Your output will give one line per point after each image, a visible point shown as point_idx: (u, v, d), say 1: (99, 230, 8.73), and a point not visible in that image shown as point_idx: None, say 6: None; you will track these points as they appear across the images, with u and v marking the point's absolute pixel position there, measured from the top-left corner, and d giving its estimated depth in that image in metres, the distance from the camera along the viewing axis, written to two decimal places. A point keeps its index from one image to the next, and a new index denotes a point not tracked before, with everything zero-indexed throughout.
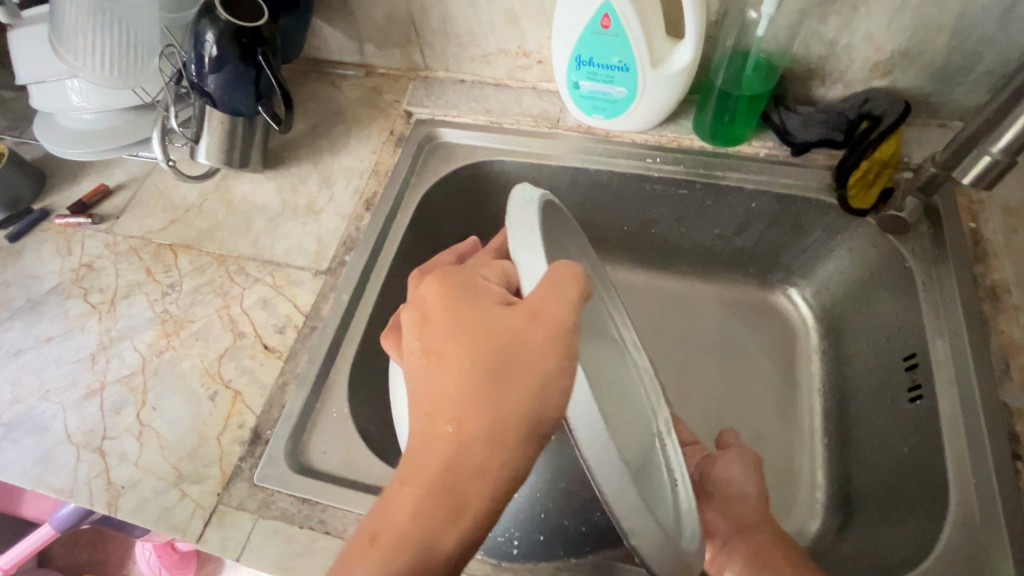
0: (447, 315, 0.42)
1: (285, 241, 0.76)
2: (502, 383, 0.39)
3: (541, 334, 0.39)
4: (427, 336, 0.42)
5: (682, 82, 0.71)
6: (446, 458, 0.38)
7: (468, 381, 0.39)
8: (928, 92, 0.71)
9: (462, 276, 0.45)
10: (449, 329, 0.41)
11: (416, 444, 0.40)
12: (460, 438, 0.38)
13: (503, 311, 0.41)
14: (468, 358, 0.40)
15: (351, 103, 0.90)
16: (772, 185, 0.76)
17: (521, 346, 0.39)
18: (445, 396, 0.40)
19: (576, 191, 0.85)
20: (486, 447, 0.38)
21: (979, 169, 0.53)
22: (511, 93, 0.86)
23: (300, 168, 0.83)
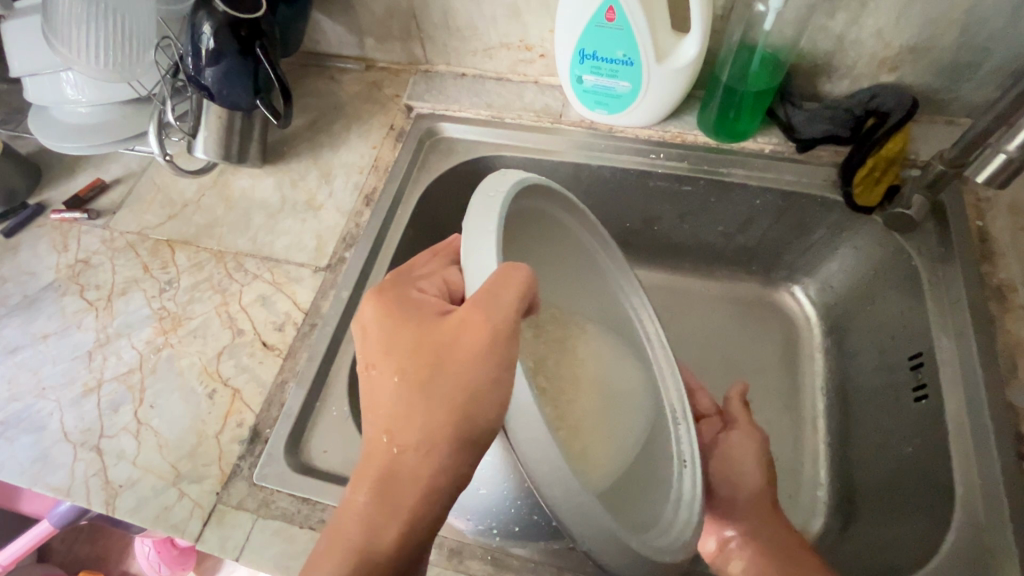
0: (382, 330, 0.43)
1: (284, 237, 0.76)
2: (430, 395, 0.40)
3: (470, 343, 0.40)
4: (366, 351, 0.44)
5: (687, 76, 0.70)
6: (383, 466, 0.40)
7: (400, 393, 0.41)
8: (936, 88, 0.70)
9: (398, 287, 0.46)
10: (383, 342, 0.43)
11: (360, 453, 0.42)
12: (395, 447, 0.40)
13: (438, 320, 0.42)
14: (400, 369, 0.42)
15: (350, 97, 0.89)
16: (777, 183, 0.75)
17: (450, 355, 0.40)
18: (381, 410, 0.41)
19: (579, 186, 0.84)
20: (419, 457, 0.40)
21: (992, 169, 0.52)
22: (513, 88, 0.85)
23: (299, 164, 0.82)
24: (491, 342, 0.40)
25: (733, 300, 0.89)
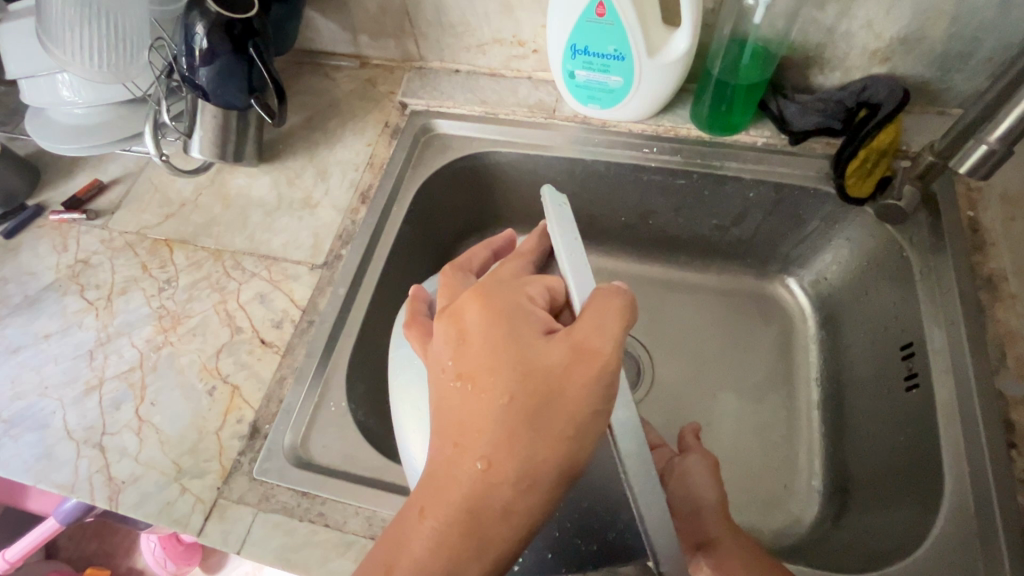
0: (485, 343, 0.40)
1: (280, 235, 0.76)
2: (539, 424, 0.38)
3: (584, 375, 0.38)
4: (462, 359, 0.41)
5: (679, 71, 0.70)
6: (472, 494, 0.38)
7: (502, 417, 0.39)
8: (927, 79, 0.70)
9: (504, 294, 0.43)
10: (487, 356, 0.40)
11: (439, 473, 0.39)
12: (488, 477, 0.38)
13: (545, 340, 0.40)
14: (505, 391, 0.39)
15: (346, 94, 0.89)
16: (770, 175, 0.76)
17: (563, 386, 0.38)
18: (477, 429, 0.39)
19: (574, 181, 0.85)
20: (516, 490, 0.38)
21: (974, 159, 0.53)
22: (507, 83, 0.86)
23: (296, 162, 0.83)
24: (596, 371, 0.38)
25: (729, 294, 0.90)
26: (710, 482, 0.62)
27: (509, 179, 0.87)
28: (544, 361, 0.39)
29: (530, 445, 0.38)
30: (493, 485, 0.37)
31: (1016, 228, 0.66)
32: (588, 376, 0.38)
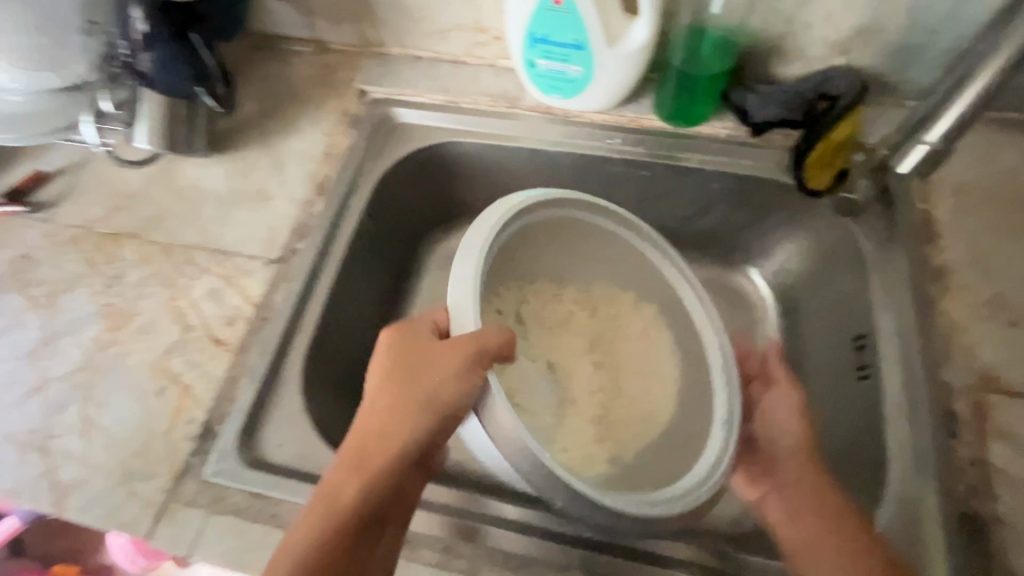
0: (395, 362, 0.55)
1: (233, 228, 0.74)
2: (409, 416, 0.53)
3: (445, 385, 0.51)
4: (379, 372, 0.55)
5: (639, 61, 0.69)
6: (354, 461, 0.53)
7: (396, 410, 0.53)
8: (886, 71, 0.70)
9: (413, 326, 0.56)
10: (394, 372, 0.54)
11: (349, 443, 0.54)
12: (363, 448, 0.53)
13: (432, 361, 0.52)
14: (400, 396, 0.53)
15: (303, 81, 0.86)
16: (733, 167, 0.75)
17: (433, 395, 0.52)
18: (377, 417, 0.54)
19: (538, 172, 0.84)
20: (381, 466, 0.53)
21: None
22: (470, 71, 0.84)
23: (250, 151, 0.79)
24: (468, 378, 0.51)
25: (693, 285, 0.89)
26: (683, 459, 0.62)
27: (473, 170, 0.85)
28: (432, 364, 0.52)
29: (405, 424, 0.52)
30: (380, 447, 0.53)
31: (966, 221, 0.67)
32: (464, 380, 0.51)
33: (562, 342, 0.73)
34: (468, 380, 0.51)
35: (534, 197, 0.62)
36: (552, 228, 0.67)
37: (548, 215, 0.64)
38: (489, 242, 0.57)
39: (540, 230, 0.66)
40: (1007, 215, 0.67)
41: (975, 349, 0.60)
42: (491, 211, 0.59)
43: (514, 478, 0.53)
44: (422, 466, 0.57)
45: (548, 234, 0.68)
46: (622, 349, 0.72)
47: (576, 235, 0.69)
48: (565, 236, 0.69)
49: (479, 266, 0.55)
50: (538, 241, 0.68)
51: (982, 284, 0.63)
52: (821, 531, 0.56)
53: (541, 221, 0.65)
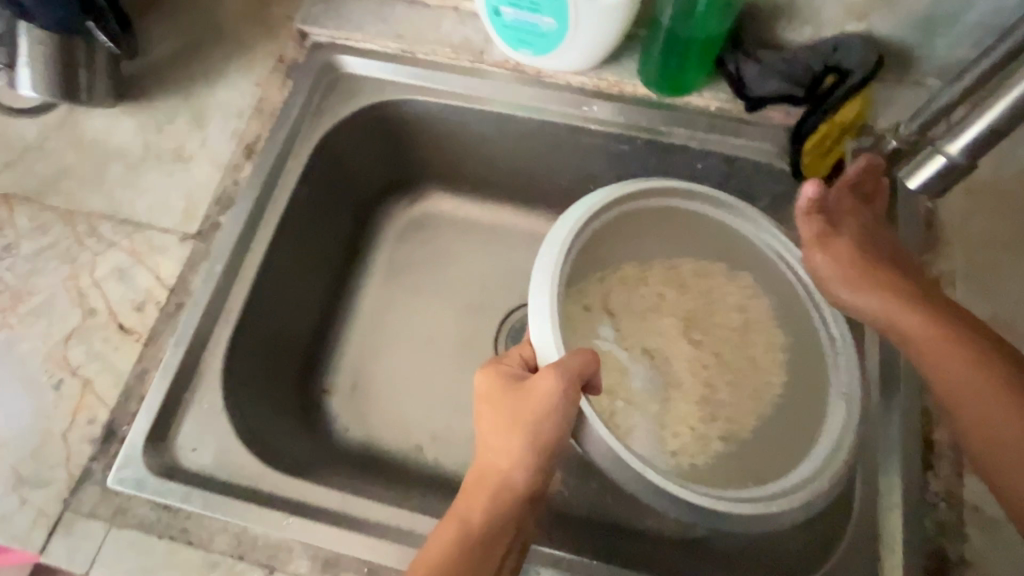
0: (498, 404, 0.53)
1: (145, 195, 0.64)
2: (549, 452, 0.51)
3: (549, 417, 0.51)
4: (488, 415, 0.53)
5: (620, 16, 0.59)
6: (489, 509, 0.49)
7: (514, 450, 0.51)
8: (907, 43, 0.60)
9: (508, 366, 0.55)
10: (503, 414, 0.52)
11: (468, 489, 0.51)
12: (512, 490, 0.50)
13: (531, 396, 0.51)
14: (518, 437, 0.51)
15: (233, 15, 0.73)
16: (722, 146, 0.66)
17: (539, 429, 0.51)
18: (504, 458, 0.51)
19: (505, 139, 0.74)
20: (509, 511, 0.50)
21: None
22: (429, 14, 0.71)
23: (167, 102, 0.68)
24: (571, 405, 0.51)
25: None
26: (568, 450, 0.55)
27: (431, 133, 0.75)
28: (530, 395, 0.51)
29: (521, 453, 0.50)
30: (497, 479, 0.51)
31: (972, 226, 0.60)
32: (565, 406, 0.51)
33: (648, 322, 0.67)
34: (569, 407, 0.51)
35: (600, 197, 0.61)
36: (614, 228, 0.64)
37: (623, 214, 0.63)
38: (565, 255, 0.59)
39: (630, 225, 0.64)
40: None
41: None
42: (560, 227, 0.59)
43: (669, 493, 0.52)
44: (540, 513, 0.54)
45: (630, 238, 0.66)
46: (727, 337, 0.66)
47: (641, 231, 0.66)
48: (629, 237, 0.65)
49: (554, 291, 0.56)
50: (608, 238, 0.64)
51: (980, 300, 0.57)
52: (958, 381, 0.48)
53: (606, 226, 0.63)
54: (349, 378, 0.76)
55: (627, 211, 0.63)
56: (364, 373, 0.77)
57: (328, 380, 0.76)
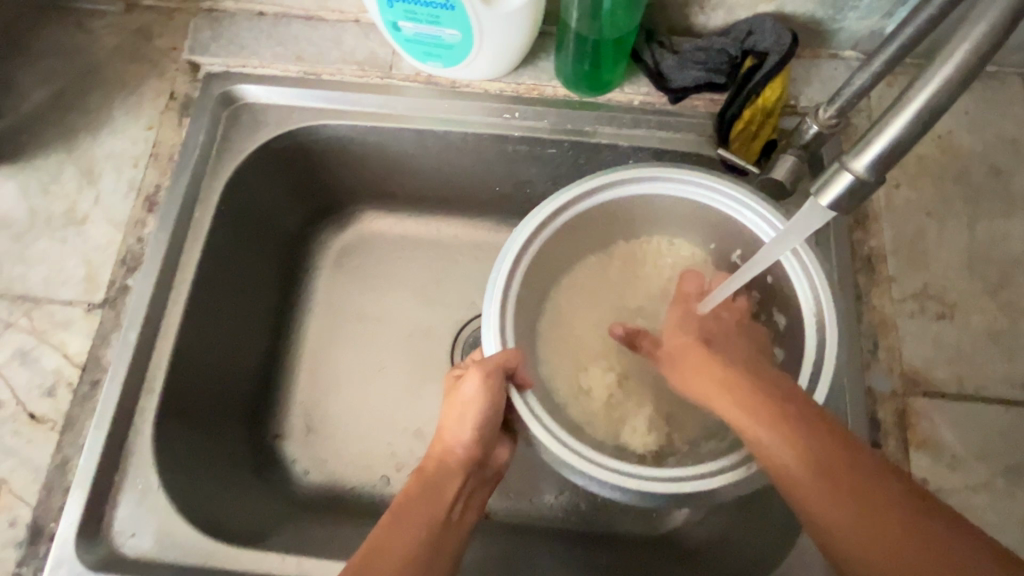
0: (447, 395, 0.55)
1: (40, 267, 0.59)
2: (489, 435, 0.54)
3: (482, 401, 0.52)
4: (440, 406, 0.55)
5: (527, 20, 0.56)
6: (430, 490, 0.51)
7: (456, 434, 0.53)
8: (819, 19, 0.59)
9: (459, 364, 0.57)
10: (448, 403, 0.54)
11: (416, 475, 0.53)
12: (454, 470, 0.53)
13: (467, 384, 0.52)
14: (459, 420, 0.53)
15: (111, 53, 0.67)
16: (649, 140, 0.64)
17: (477, 413, 0.52)
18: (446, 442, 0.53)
19: (427, 156, 0.70)
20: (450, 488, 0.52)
21: (839, 192, 0.36)
22: (328, 30, 0.66)
23: (51, 160, 0.63)
24: (500, 391, 0.52)
25: None
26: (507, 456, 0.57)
27: (349, 155, 0.70)
28: (460, 389, 0.53)
29: (458, 424, 0.53)
30: (439, 449, 0.54)
31: (897, 198, 0.60)
32: (493, 393, 0.51)
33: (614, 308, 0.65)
34: (499, 394, 0.52)
35: (538, 217, 0.56)
36: (566, 236, 0.60)
37: (574, 219, 0.58)
38: (521, 263, 0.55)
39: (585, 228, 0.60)
40: (943, 187, 0.60)
41: (899, 348, 0.55)
42: (510, 240, 0.55)
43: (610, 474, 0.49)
44: (489, 480, 0.57)
45: (590, 234, 0.62)
46: None
47: (603, 227, 0.62)
48: (579, 241, 0.61)
49: (511, 284, 0.54)
50: (564, 243, 0.60)
51: (909, 273, 0.57)
52: (802, 473, 0.43)
53: (557, 236, 0.58)
54: (303, 418, 0.72)
55: (579, 215, 0.58)
56: (318, 410, 0.72)
57: (280, 424, 0.71)
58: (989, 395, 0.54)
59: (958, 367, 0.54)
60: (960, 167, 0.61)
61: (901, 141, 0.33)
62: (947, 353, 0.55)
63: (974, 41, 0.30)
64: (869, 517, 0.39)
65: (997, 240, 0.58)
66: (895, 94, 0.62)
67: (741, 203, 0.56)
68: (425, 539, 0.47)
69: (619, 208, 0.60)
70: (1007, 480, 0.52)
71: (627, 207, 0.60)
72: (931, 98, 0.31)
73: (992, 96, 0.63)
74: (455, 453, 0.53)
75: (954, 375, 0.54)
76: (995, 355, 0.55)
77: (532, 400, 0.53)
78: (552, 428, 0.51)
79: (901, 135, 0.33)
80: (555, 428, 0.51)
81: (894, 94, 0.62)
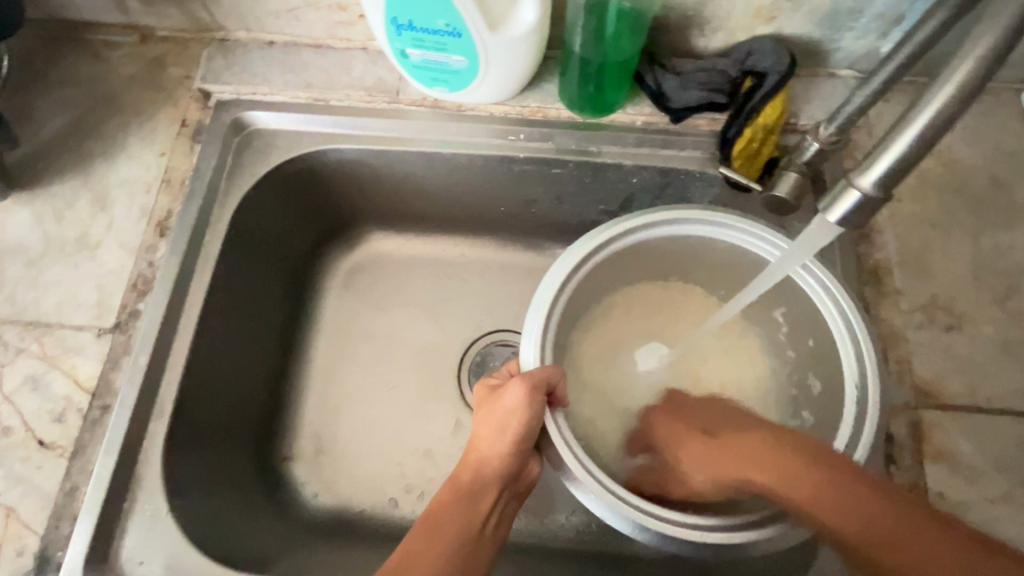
0: (482, 407, 0.54)
1: (52, 293, 0.60)
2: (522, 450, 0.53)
3: (519, 417, 0.51)
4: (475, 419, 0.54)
5: (532, 46, 0.57)
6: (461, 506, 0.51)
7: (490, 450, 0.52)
8: (816, 40, 0.61)
9: (495, 374, 0.56)
10: (483, 416, 0.53)
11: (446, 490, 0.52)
12: (482, 484, 0.52)
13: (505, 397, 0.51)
14: (493, 434, 0.52)
15: (125, 82, 0.68)
16: (653, 159, 0.65)
17: (512, 428, 0.52)
18: (479, 456, 0.53)
19: (436, 177, 0.71)
20: (479, 503, 0.51)
21: (848, 207, 0.37)
22: (337, 58, 0.68)
23: (65, 187, 0.64)
24: (538, 408, 0.51)
25: None
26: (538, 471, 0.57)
27: (357, 178, 0.71)
28: (499, 401, 0.52)
29: (495, 435, 0.52)
30: (474, 459, 0.53)
31: (901, 212, 0.61)
32: (532, 408, 0.50)
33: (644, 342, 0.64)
34: (537, 410, 0.51)
35: (580, 248, 0.55)
36: (602, 274, 0.58)
37: (606, 260, 0.57)
38: (563, 293, 0.54)
39: (623, 259, 0.59)
40: (946, 200, 0.61)
41: (911, 361, 0.55)
42: (552, 271, 0.54)
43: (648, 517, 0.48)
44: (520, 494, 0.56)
45: (618, 276, 0.61)
46: None
47: (633, 268, 0.61)
48: (616, 270, 0.60)
49: (551, 313, 0.53)
50: (608, 273, 0.59)
51: (916, 286, 0.58)
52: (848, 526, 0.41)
53: (595, 271, 0.57)
54: (312, 440, 0.71)
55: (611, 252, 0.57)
56: (327, 432, 0.72)
57: (289, 446, 0.71)
58: (1003, 406, 0.53)
59: (970, 379, 0.54)
60: (962, 180, 0.61)
61: (907, 155, 0.34)
62: (958, 365, 0.55)
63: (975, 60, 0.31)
64: (879, 547, 0.40)
65: (1002, 252, 0.59)
66: (894, 110, 0.63)
67: (761, 236, 0.56)
68: (455, 558, 0.47)
69: (647, 248, 0.59)
70: None
71: (655, 248, 0.59)
72: (935, 116, 0.33)
73: (989, 111, 0.64)
74: (492, 463, 0.52)
75: (967, 387, 0.54)
76: (1007, 366, 0.55)
77: (563, 422, 0.53)
78: (582, 459, 0.50)
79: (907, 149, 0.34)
80: (583, 459, 0.50)
81: (894, 111, 0.63)
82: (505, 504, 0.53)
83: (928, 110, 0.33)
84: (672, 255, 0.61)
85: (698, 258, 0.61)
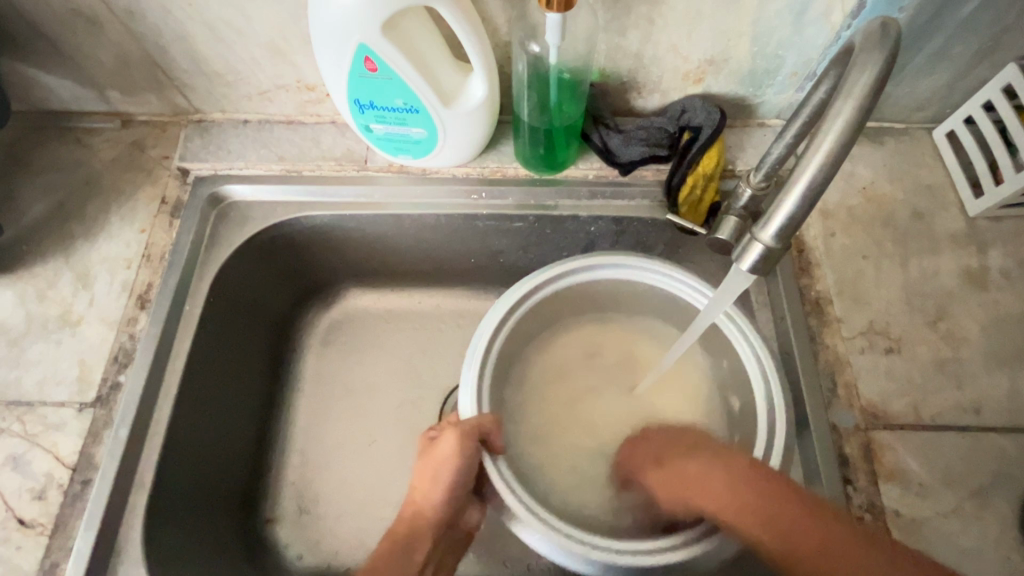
0: (421, 459, 0.57)
1: (34, 370, 0.62)
2: (456, 499, 0.56)
3: (452, 468, 0.54)
4: (415, 469, 0.57)
5: (486, 116, 0.63)
6: (397, 555, 0.54)
7: (427, 499, 0.56)
8: (743, 96, 0.67)
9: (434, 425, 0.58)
10: (422, 467, 0.56)
11: (388, 538, 0.56)
12: (417, 534, 0.56)
13: (440, 449, 0.54)
14: (430, 484, 0.55)
15: (107, 165, 0.73)
16: (606, 210, 0.70)
17: (447, 478, 0.55)
18: (417, 506, 0.56)
19: (406, 236, 0.75)
20: (414, 550, 0.55)
21: (755, 258, 0.42)
22: (307, 132, 0.73)
23: (48, 267, 0.67)
24: (471, 460, 0.54)
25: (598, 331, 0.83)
26: (474, 515, 0.60)
27: (331, 241, 0.75)
28: (434, 450, 0.55)
29: (430, 485, 0.55)
30: (411, 511, 0.56)
31: (836, 245, 0.66)
32: (464, 455, 0.53)
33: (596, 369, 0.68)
34: (472, 458, 0.54)
35: (507, 301, 0.58)
36: (548, 309, 0.63)
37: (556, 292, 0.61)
38: (492, 344, 0.57)
39: (554, 304, 0.63)
40: (874, 232, 0.66)
41: (856, 384, 0.59)
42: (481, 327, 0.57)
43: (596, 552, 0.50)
44: (457, 541, 0.61)
45: (571, 305, 0.65)
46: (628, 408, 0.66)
47: (586, 300, 0.65)
48: (547, 314, 0.64)
49: (488, 352, 0.56)
50: (539, 318, 0.63)
51: (855, 313, 0.62)
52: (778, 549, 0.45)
53: (539, 307, 0.61)
54: (295, 501, 0.72)
55: (543, 297, 0.60)
56: (309, 490, 0.73)
57: (272, 508, 0.72)
58: (944, 423, 0.57)
59: (912, 399, 0.58)
60: (887, 214, 0.67)
61: (795, 215, 0.39)
62: (900, 385, 0.59)
63: (836, 136, 0.36)
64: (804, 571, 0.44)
65: (929, 277, 0.64)
66: None
67: (688, 284, 0.60)
68: None
69: (582, 290, 0.63)
70: (974, 505, 0.54)
71: (597, 287, 0.63)
72: (812, 180, 0.37)
73: (905, 149, 0.70)
74: (429, 512, 0.56)
75: (910, 407, 0.58)
76: (944, 384, 0.59)
77: (502, 464, 0.54)
78: (518, 492, 0.52)
79: (794, 212, 0.39)
80: (520, 492, 0.52)
81: None
82: (440, 547, 0.57)
83: (805, 176, 0.37)
84: (608, 295, 0.65)
85: (647, 298, 0.65)
